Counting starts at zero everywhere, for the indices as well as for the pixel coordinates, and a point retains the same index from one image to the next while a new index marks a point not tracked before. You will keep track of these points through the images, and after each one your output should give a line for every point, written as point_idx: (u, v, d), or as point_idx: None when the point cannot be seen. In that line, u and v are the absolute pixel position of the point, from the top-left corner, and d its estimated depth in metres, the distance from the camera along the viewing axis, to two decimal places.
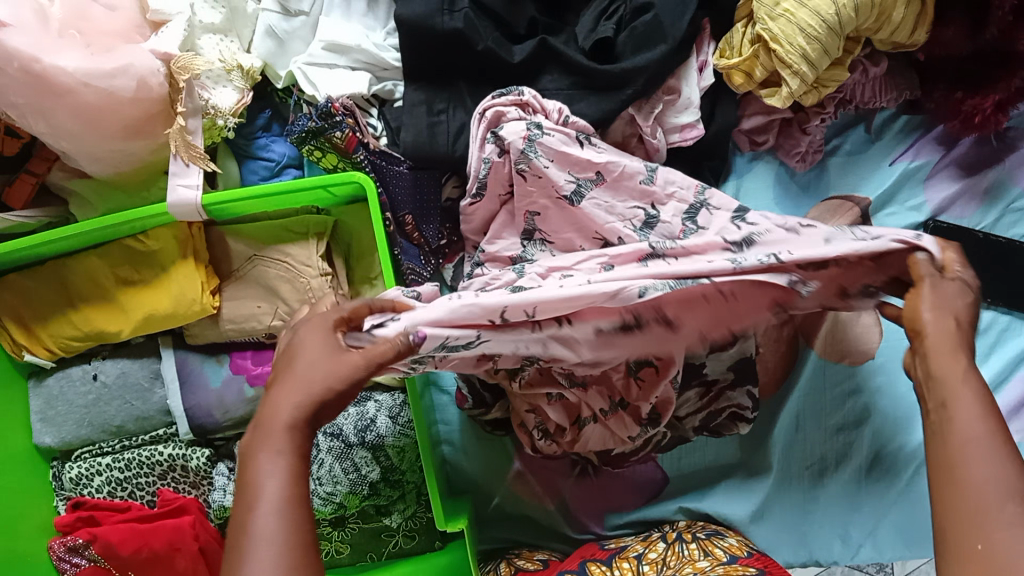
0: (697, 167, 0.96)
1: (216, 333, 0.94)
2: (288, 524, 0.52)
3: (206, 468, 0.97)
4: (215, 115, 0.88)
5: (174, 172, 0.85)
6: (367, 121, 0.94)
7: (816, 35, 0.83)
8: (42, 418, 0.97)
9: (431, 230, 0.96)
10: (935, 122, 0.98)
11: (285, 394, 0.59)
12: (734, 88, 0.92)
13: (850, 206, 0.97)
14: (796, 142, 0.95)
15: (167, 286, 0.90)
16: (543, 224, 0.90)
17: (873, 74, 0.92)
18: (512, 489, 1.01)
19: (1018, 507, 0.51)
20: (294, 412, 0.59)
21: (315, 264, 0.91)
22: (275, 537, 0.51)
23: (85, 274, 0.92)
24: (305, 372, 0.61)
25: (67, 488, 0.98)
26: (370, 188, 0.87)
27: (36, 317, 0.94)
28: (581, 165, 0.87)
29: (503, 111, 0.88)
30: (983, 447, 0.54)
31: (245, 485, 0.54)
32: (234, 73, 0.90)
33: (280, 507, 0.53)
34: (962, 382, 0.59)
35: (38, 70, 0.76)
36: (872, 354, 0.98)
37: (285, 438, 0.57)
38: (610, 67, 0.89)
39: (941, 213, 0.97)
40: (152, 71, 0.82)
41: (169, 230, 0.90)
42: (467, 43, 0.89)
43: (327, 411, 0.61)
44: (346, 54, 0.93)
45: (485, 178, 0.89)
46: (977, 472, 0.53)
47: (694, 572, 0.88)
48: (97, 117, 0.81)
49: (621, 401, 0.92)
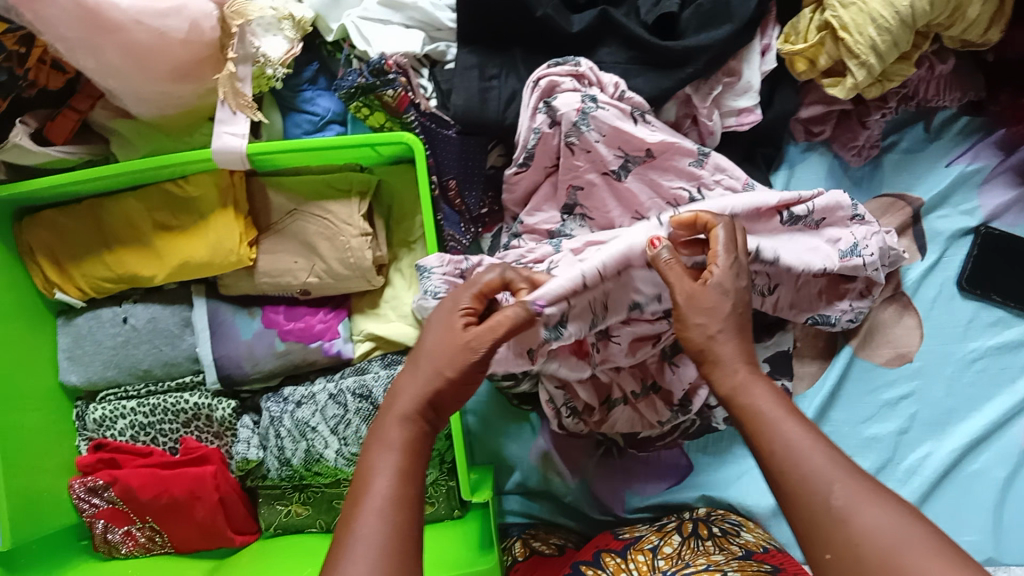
0: (750, 153, 0.95)
1: (250, 285, 0.93)
2: (391, 529, 0.57)
3: (230, 419, 0.97)
4: (265, 64, 0.85)
5: (221, 119, 0.84)
6: (419, 81, 0.91)
7: (887, 26, 0.81)
8: (69, 356, 0.97)
9: (474, 197, 0.94)
10: (996, 126, 0.95)
11: (411, 382, 0.68)
12: (796, 75, 0.90)
13: (902, 206, 0.95)
14: (855, 136, 0.94)
15: (203, 234, 0.89)
16: (586, 200, 0.90)
17: (939, 71, 0.90)
18: (534, 466, 1.00)
19: (841, 500, 0.55)
20: (409, 406, 0.67)
21: (357, 224, 0.89)
22: (378, 541, 0.56)
23: (120, 215, 0.91)
24: (428, 351, 0.69)
25: (90, 429, 0.98)
26: (418, 149, 0.86)
27: (70, 255, 0.93)
28: (633, 144, 0.86)
29: (558, 81, 0.86)
30: (796, 449, 0.59)
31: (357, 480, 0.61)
32: (287, 22, 0.86)
33: (386, 510, 0.58)
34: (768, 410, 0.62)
35: (92, 4, 0.73)
36: (911, 357, 0.95)
37: (395, 433, 0.65)
38: (672, 44, 0.86)
39: (993, 220, 0.95)
40: (206, 14, 0.80)
41: (210, 177, 0.89)
42: (527, 9, 0.87)
43: (444, 398, 0.69)
44: (401, 11, 0.91)
45: (533, 150, 0.88)
46: (794, 475, 0.58)
47: (707, 563, 0.83)
48: (147, 56, 0.79)
49: (654, 384, 0.92)
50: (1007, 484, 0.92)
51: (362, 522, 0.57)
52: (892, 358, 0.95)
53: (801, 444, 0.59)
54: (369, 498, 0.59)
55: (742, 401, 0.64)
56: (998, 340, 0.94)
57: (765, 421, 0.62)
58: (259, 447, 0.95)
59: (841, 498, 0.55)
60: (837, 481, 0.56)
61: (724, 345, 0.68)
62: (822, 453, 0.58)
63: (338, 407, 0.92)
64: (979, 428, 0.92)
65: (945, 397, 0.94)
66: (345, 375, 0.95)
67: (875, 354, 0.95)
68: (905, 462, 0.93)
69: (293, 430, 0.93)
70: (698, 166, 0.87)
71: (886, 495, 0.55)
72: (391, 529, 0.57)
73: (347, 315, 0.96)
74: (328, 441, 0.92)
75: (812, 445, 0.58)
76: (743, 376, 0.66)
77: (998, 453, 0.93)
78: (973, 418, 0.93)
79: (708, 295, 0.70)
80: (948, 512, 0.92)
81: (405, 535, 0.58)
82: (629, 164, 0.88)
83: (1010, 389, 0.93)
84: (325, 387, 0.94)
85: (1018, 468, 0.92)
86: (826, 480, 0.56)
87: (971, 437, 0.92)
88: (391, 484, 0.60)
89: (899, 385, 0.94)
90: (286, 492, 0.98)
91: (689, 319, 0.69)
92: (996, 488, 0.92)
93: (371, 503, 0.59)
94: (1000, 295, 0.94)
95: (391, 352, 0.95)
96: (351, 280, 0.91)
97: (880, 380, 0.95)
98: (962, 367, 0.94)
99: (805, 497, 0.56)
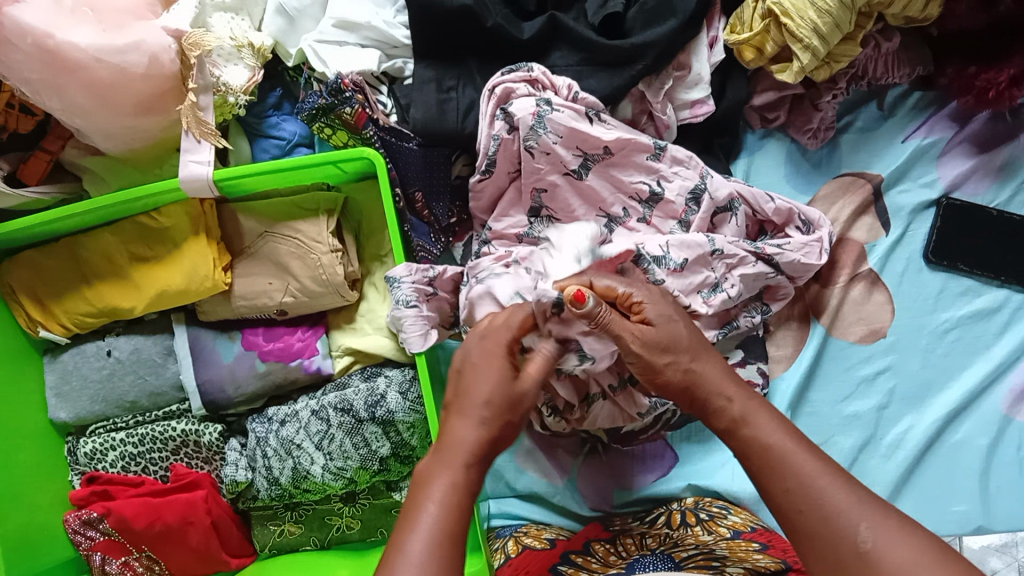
0: (708, 144, 0.97)
1: (228, 310, 0.95)
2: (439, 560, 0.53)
3: (218, 443, 0.97)
4: (226, 92, 0.89)
5: (185, 148, 0.87)
6: (377, 98, 0.93)
7: (827, 8, 0.83)
8: (57, 393, 0.98)
9: (441, 209, 0.96)
10: (948, 99, 0.97)
11: (466, 425, 0.63)
12: (745, 63, 0.92)
13: (862, 183, 0.97)
14: (808, 118, 0.95)
15: (178, 262, 0.91)
16: (550, 202, 0.91)
17: (885, 49, 0.92)
18: (522, 467, 1.01)
19: (870, 527, 0.53)
20: (473, 439, 0.62)
21: (326, 240, 0.91)
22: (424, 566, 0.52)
23: (98, 250, 0.93)
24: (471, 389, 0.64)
25: (82, 463, 0.99)
26: (380, 164, 0.88)
27: (51, 294, 0.95)
28: (590, 141, 0.88)
29: (513, 87, 0.88)
30: (813, 486, 0.56)
31: (412, 506, 0.57)
32: (245, 51, 0.90)
33: (433, 542, 0.54)
34: (797, 451, 0.59)
35: (52, 46, 0.77)
36: (885, 332, 0.95)
37: (466, 473, 0.60)
38: (620, 43, 0.88)
39: (953, 190, 0.97)
40: (164, 47, 0.83)
41: (181, 207, 0.91)
42: (478, 20, 0.89)
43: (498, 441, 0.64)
44: (356, 32, 0.93)
45: (495, 156, 0.89)
46: (820, 516, 0.55)
47: (696, 544, 0.85)
48: (109, 92, 0.82)
49: (631, 377, 0.91)
50: (991, 450, 0.93)
51: (410, 554, 0.53)
52: (866, 335, 0.95)
53: (826, 485, 0.56)
54: (416, 533, 0.55)
55: (747, 432, 0.62)
56: (969, 309, 0.95)
57: (777, 456, 0.59)
58: (248, 468, 0.96)
59: (870, 541, 0.53)
60: (864, 520, 0.54)
61: (704, 368, 0.68)
62: (843, 488, 0.56)
63: (321, 423, 0.93)
64: (957, 398, 0.93)
65: (922, 369, 0.95)
66: (328, 391, 0.96)
67: (848, 332, 0.96)
68: (888, 437, 0.94)
69: (279, 449, 0.95)
70: (656, 159, 0.89)
71: (917, 529, 0.53)
72: (438, 570, 0.53)
73: (325, 332, 0.97)
74: (315, 457, 0.93)
75: (831, 480, 0.56)
76: (739, 407, 0.64)
77: (979, 421, 0.93)
78: (951, 387, 0.94)
79: (658, 334, 0.69)
80: (932, 482, 0.93)
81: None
82: (589, 161, 0.89)
83: (985, 356, 0.94)
84: (308, 404, 0.96)
85: (1000, 435, 0.93)
86: (851, 519, 0.54)
87: (949, 407, 0.93)
88: (440, 515, 0.56)
89: (875, 360, 0.95)
90: (279, 512, 0.99)
91: (658, 362, 0.69)
92: (979, 455, 0.92)
93: (422, 527, 0.55)
94: (967, 264, 0.95)
95: (370, 365, 0.96)
96: (325, 296, 0.93)
97: (855, 357, 0.95)
98: (936, 338, 0.95)
99: (830, 538, 0.54)
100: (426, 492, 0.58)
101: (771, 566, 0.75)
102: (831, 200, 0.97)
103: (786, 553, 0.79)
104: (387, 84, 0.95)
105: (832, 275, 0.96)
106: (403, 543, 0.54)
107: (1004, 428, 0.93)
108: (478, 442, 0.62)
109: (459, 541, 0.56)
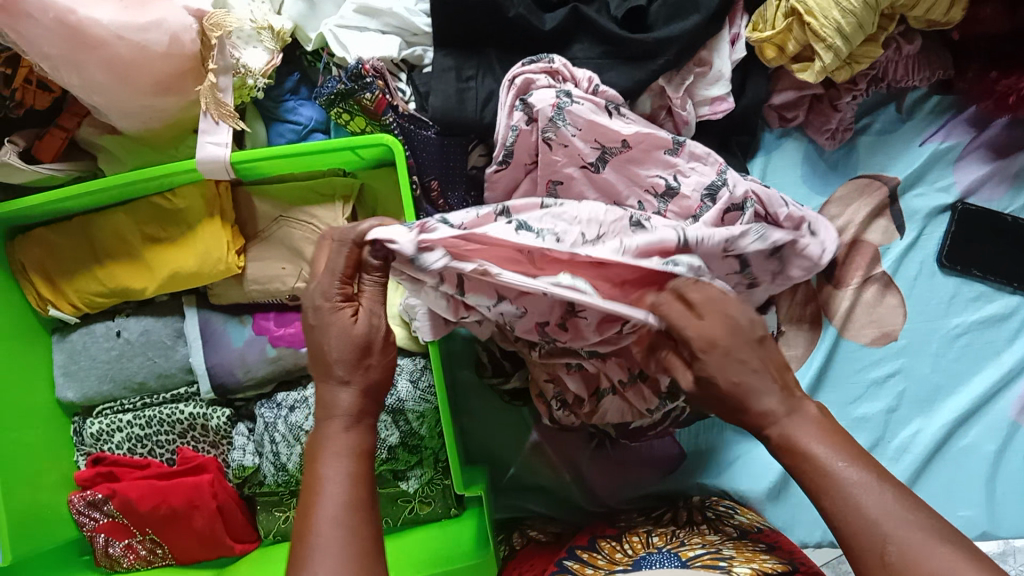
0: (726, 142, 0.97)
1: (239, 294, 0.94)
2: (350, 534, 0.58)
3: (226, 427, 0.97)
4: (246, 75, 0.88)
5: (203, 129, 0.86)
6: (397, 85, 0.93)
7: (851, 9, 0.83)
8: (65, 372, 0.98)
9: (456, 198, 0.95)
10: (967, 104, 0.97)
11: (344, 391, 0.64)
12: (767, 62, 0.92)
13: (878, 186, 0.97)
14: (827, 119, 0.95)
15: (192, 244, 0.91)
16: (566, 194, 0.90)
17: (907, 52, 0.91)
18: (529, 459, 1.01)
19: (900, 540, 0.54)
20: (350, 403, 0.64)
21: (341, 226, 0.91)
22: (333, 547, 0.57)
23: (110, 230, 0.93)
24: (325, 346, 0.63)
25: (88, 443, 0.99)
26: (398, 151, 0.87)
27: (62, 273, 0.95)
28: (609, 135, 0.86)
29: (533, 79, 0.87)
30: (848, 494, 0.56)
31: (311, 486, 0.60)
32: (265, 33, 0.90)
33: (339, 518, 0.59)
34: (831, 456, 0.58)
35: (73, 21, 0.75)
36: (896, 336, 0.95)
37: (343, 440, 0.63)
38: (643, 36, 0.88)
39: (969, 196, 0.97)
40: (184, 27, 0.83)
41: (195, 188, 0.90)
42: (500, 10, 0.89)
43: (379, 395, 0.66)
44: (377, 18, 0.93)
45: (512, 147, 0.88)
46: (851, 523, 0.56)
47: (702, 544, 0.84)
48: (130, 70, 0.81)
49: (641, 373, 0.87)
50: (997, 457, 0.93)
51: (321, 522, 0.58)
52: (878, 338, 0.95)
53: (864, 490, 0.56)
54: (324, 502, 0.59)
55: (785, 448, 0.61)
56: (981, 314, 0.95)
57: (815, 465, 0.58)
58: (255, 453, 0.96)
59: (897, 551, 0.54)
60: (892, 532, 0.54)
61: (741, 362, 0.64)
62: (877, 488, 0.56)
63: None
64: (966, 403, 0.93)
65: (932, 373, 0.95)
66: None
67: (860, 334, 0.95)
68: (895, 441, 0.94)
69: (287, 435, 0.94)
70: (674, 155, 0.88)
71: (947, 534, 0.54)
72: (352, 536, 0.58)
73: None
74: None
75: (865, 485, 0.56)
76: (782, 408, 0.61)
77: (987, 427, 0.93)
78: (960, 392, 0.94)
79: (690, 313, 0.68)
80: (939, 488, 0.93)
81: (360, 543, 0.58)
82: (605, 156, 0.88)
83: (995, 362, 0.95)
84: None
85: (1007, 442, 0.93)
86: (882, 530, 0.54)
87: (958, 412, 0.93)
88: (342, 491, 0.60)
89: (886, 363, 0.95)
90: (284, 499, 0.98)
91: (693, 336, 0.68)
92: (986, 462, 0.93)
93: (324, 509, 0.59)
94: (980, 270, 0.95)
95: None
96: None
97: (867, 359, 0.95)
98: (947, 342, 0.95)
99: (862, 546, 0.55)
100: (320, 476, 0.61)
101: (777, 568, 0.75)
102: (846, 202, 0.97)
103: (793, 555, 0.80)
104: (407, 73, 0.95)
105: (846, 276, 0.95)
106: (307, 527, 0.58)
107: (1011, 436, 0.93)
108: (357, 402, 0.64)
109: (363, 510, 0.60)
